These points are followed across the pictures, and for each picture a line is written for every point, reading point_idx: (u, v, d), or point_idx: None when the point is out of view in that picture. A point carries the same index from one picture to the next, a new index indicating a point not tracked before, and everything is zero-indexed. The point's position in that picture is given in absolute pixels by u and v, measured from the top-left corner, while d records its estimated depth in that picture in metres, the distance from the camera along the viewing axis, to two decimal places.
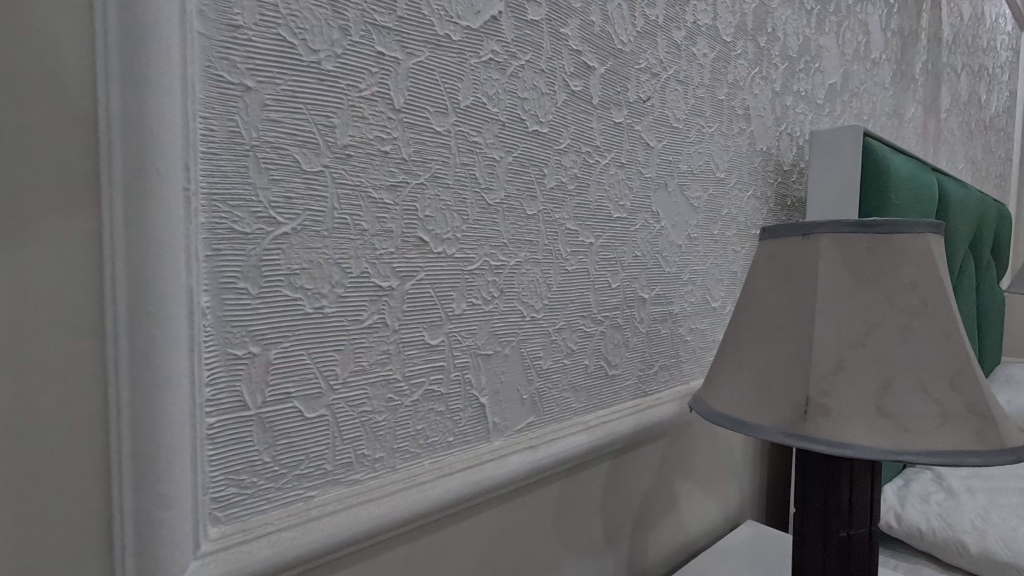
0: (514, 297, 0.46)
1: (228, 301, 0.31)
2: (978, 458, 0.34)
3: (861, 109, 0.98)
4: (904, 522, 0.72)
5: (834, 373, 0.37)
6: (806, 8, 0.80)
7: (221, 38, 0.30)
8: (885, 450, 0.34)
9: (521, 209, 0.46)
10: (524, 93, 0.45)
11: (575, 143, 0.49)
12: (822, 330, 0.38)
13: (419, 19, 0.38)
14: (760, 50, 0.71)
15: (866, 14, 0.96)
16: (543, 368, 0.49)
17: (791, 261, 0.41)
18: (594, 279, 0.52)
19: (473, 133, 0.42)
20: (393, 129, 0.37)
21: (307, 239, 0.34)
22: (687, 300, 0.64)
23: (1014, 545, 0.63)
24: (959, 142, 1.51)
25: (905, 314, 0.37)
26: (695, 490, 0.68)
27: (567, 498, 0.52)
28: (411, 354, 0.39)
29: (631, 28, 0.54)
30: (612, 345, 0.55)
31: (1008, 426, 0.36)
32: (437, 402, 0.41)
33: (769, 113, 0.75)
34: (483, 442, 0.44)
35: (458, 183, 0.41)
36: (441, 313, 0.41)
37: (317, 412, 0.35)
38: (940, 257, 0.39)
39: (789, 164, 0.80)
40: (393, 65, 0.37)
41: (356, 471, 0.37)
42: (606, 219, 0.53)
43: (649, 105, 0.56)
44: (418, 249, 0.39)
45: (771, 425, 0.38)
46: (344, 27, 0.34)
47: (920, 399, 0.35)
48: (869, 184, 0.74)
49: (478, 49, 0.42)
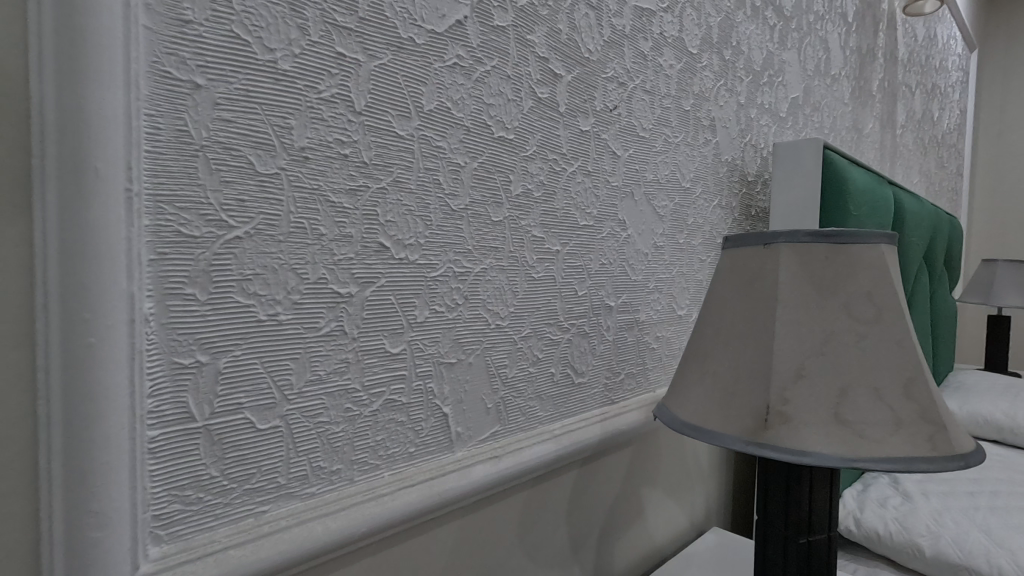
0: (478, 304, 0.45)
1: (174, 307, 0.29)
2: (930, 465, 0.34)
3: (822, 123, 1.01)
4: (862, 527, 0.74)
5: (793, 381, 0.37)
6: (769, 24, 0.82)
7: (169, 33, 0.29)
8: (841, 457, 0.35)
9: (487, 216, 0.45)
10: (490, 98, 0.45)
11: (541, 150, 0.49)
12: (782, 339, 0.38)
13: (381, 20, 0.37)
14: (725, 62, 0.72)
15: (826, 31, 0.99)
16: (508, 376, 0.48)
17: (752, 270, 0.41)
18: (560, 286, 0.52)
19: (437, 138, 0.41)
20: (354, 132, 0.36)
21: (261, 243, 0.32)
22: (653, 308, 0.65)
23: (965, 547, 0.65)
24: (914, 157, 1.56)
25: (861, 324, 0.38)
26: (661, 499, 0.68)
27: (532, 508, 0.51)
28: (371, 364, 0.38)
29: (598, 37, 0.54)
30: (579, 353, 0.55)
31: (958, 433, 0.37)
32: (398, 412, 0.40)
33: (735, 124, 0.76)
34: (446, 453, 0.43)
35: (420, 188, 0.40)
36: (402, 320, 0.40)
37: (270, 423, 0.33)
38: (895, 267, 0.40)
39: (753, 175, 0.81)
40: (354, 67, 0.36)
41: (312, 484, 0.36)
42: (572, 227, 0.53)
43: (616, 114, 0.57)
44: (378, 255, 0.38)
45: (733, 433, 0.38)
46: (303, 26, 0.33)
47: (875, 407, 0.36)
48: (828, 195, 0.76)
49: (442, 53, 0.41)
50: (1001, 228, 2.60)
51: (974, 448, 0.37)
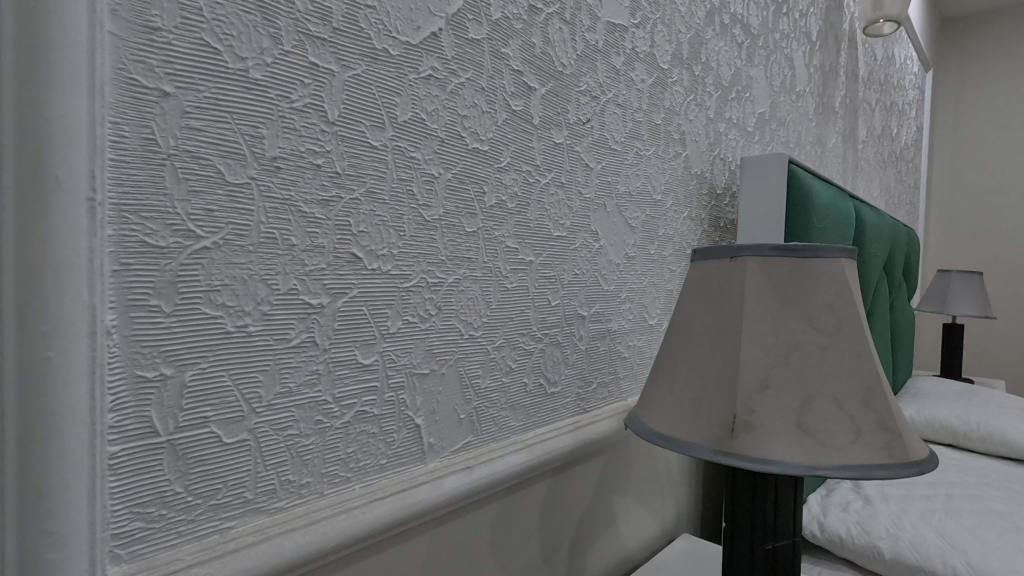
0: (451, 315, 0.45)
1: (138, 319, 0.29)
2: (887, 472, 0.35)
3: (788, 137, 1.04)
4: (826, 530, 0.76)
5: (758, 392, 0.38)
6: (737, 41, 0.84)
7: (137, 39, 0.28)
8: (804, 465, 0.36)
9: (461, 226, 0.45)
10: (464, 110, 0.45)
11: (515, 161, 0.50)
12: (748, 350, 0.39)
13: (356, 31, 0.37)
14: (695, 78, 0.74)
15: (792, 49, 1.02)
16: (481, 387, 0.48)
17: (719, 283, 0.43)
18: (534, 296, 0.53)
19: (411, 149, 0.41)
20: (327, 142, 0.36)
21: (230, 254, 0.32)
22: (625, 317, 0.66)
23: (922, 548, 0.68)
24: (874, 171, 1.63)
25: (823, 335, 0.39)
26: (632, 506, 0.69)
27: (504, 517, 0.51)
28: (342, 375, 0.38)
29: (571, 52, 0.55)
30: (551, 363, 0.56)
31: (913, 440, 0.38)
32: (370, 424, 0.40)
33: (704, 138, 0.78)
34: (418, 464, 0.43)
35: (394, 199, 0.40)
36: (375, 331, 0.40)
37: (237, 437, 0.33)
38: (854, 281, 0.41)
39: (722, 188, 0.83)
40: (328, 77, 0.36)
41: (281, 498, 0.35)
42: (545, 238, 0.53)
43: (589, 127, 0.58)
44: (351, 266, 0.38)
45: (700, 442, 0.39)
46: (275, 35, 0.33)
47: (836, 416, 0.37)
48: (793, 208, 0.78)
49: (417, 65, 0.41)
50: (956, 239, 2.71)
51: (928, 454, 0.38)
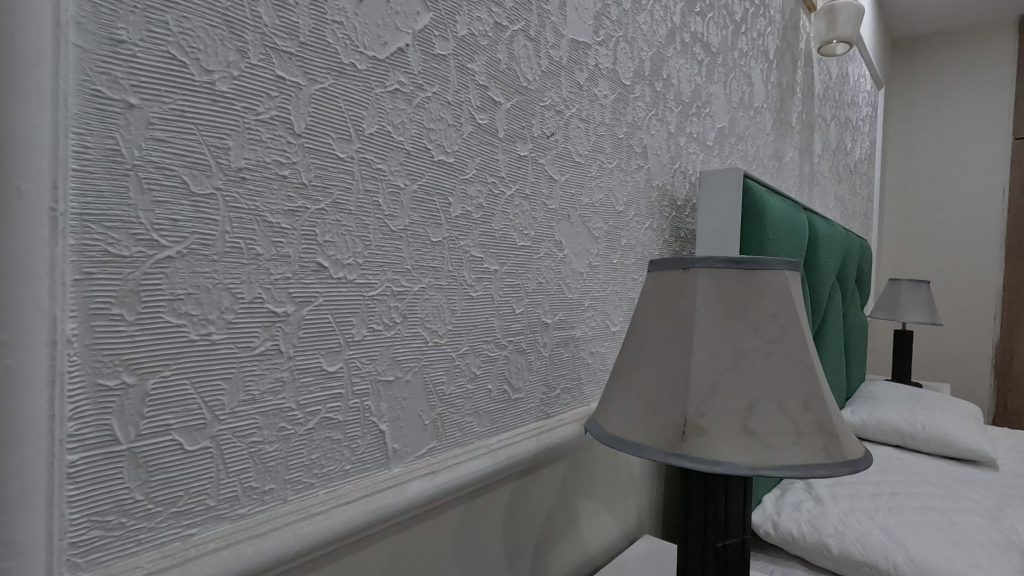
0: (417, 323, 0.46)
1: (100, 328, 0.29)
2: (824, 470, 0.38)
3: (747, 151, 1.08)
4: (779, 529, 0.79)
5: (708, 396, 0.40)
6: (698, 59, 0.87)
7: (102, 52, 0.29)
8: (748, 466, 0.38)
9: (426, 236, 0.46)
10: (430, 123, 0.46)
11: (480, 173, 0.51)
12: (698, 357, 0.42)
13: (323, 46, 0.38)
14: (656, 94, 0.77)
15: (750, 66, 1.07)
16: (445, 393, 0.49)
17: (673, 293, 0.45)
18: (498, 304, 0.54)
19: (377, 160, 0.42)
20: (294, 153, 0.37)
21: (194, 263, 0.32)
22: (588, 325, 0.68)
23: (867, 544, 0.72)
24: (829, 183, 1.70)
25: (768, 342, 0.41)
26: (595, 508, 0.71)
27: (468, 521, 0.52)
28: (307, 382, 0.38)
29: (536, 68, 0.57)
30: (515, 369, 0.57)
31: (849, 441, 0.41)
32: (334, 430, 0.40)
33: (665, 152, 0.81)
34: (382, 469, 0.44)
35: (360, 210, 0.41)
36: (340, 339, 0.40)
37: (200, 444, 0.33)
38: (797, 291, 0.44)
39: (683, 199, 0.86)
40: (294, 91, 0.37)
41: (244, 505, 0.35)
42: (510, 247, 0.55)
43: (553, 140, 0.60)
44: (317, 275, 0.39)
45: (654, 444, 0.41)
46: (242, 49, 0.34)
47: (778, 419, 0.39)
48: (749, 221, 0.82)
49: (384, 79, 0.42)
50: (907, 249, 2.85)
51: (863, 453, 0.41)
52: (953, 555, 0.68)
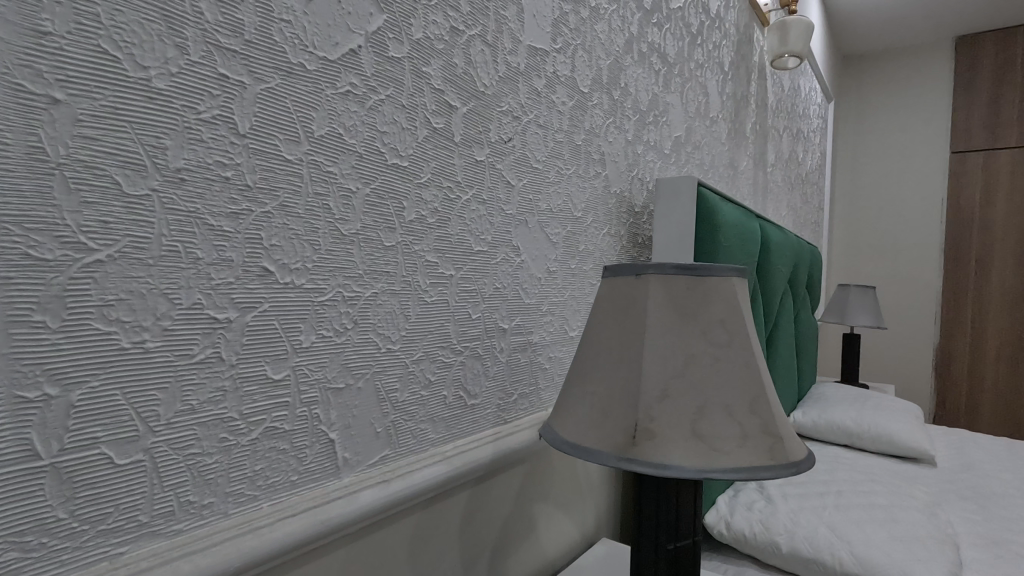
0: (369, 328, 0.45)
1: (20, 336, 0.27)
2: (768, 472, 0.39)
3: (703, 159, 1.11)
4: (732, 529, 0.81)
5: (658, 401, 0.41)
6: (655, 69, 0.89)
7: (25, 44, 0.27)
8: (697, 468, 0.38)
9: (379, 240, 0.46)
10: (384, 126, 0.45)
11: (435, 178, 0.51)
12: (649, 361, 0.42)
13: (269, 44, 0.37)
14: (614, 102, 0.78)
15: (706, 77, 1.09)
16: (399, 400, 0.48)
17: (626, 298, 0.45)
18: (453, 309, 0.54)
19: (327, 163, 0.41)
20: (237, 154, 0.36)
21: (126, 267, 0.31)
22: (546, 330, 0.68)
23: (815, 542, 0.74)
24: (782, 192, 1.76)
25: (716, 347, 0.42)
26: (553, 512, 0.71)
27: (423, 529, 0.51)
28: (251, 391, 0.37)
29: (492, 73, 0.57)
30: (471, 376, 0.57)
31: (793, 442, 0.42)
32: (280, 440, 0.39)
33: (623, 159, 0.82)
34: (332, 479, 0.43)
35: (309, 213, 0.40)
36: (286, 346, 0.39)
37: (131, 458, 0.31)
38: (743, 297, 0.45)
39: (640, 206, 0.88)
40: (238, 90, 0.36)
41: (181, 520, 0.34)
42: (466, 252, 0.54)
43: (511, 145, 0.60)
44: (262, 279, 0.37)
45: (606, 450, 0.41)
46: (181, 45, 0.33)
47: (726, 423, 0.40)
48: (702, 228, 0.84)
49: (335, 80, 0.41)
50: (855, 256, 2.97)
51: (806, 455, 0.42)
52: (893, 549, 0.71)
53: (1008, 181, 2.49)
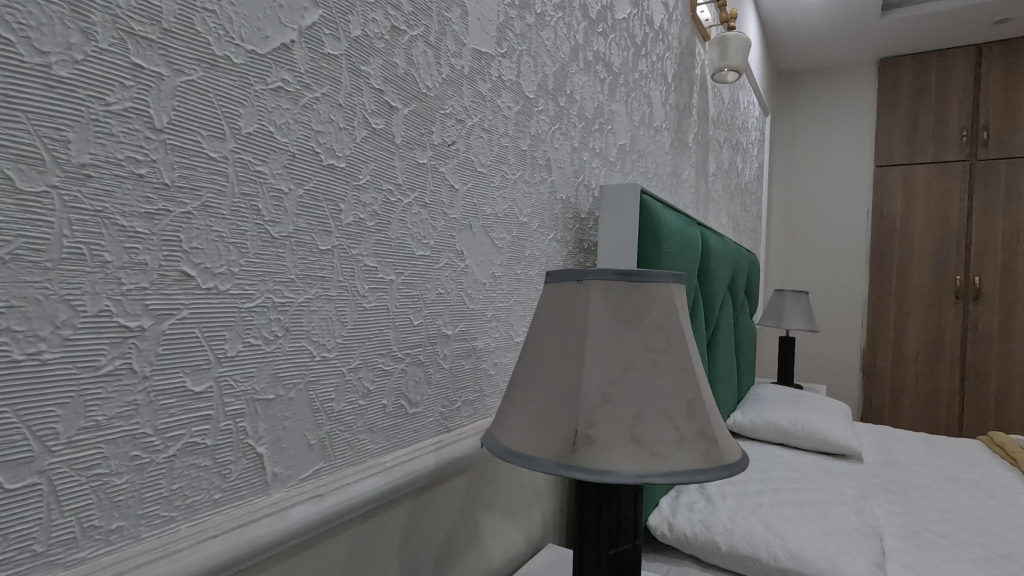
0: (301, 336, 0.43)
1: None
2: (704, 475, 0.39)
3: (648, 167, 1.13)
4: (674, 530, 0.83)
5: (598, 407, 0.41)
6: (601, 77, 0.91)
7: None
8: (635, 474, 0.39)
9: (313, 244, 0.44)
10: (319, 125, 0.44)
11: (374, 180, 0.49)
12: (589, 367, 0.42)
13: (191, 34, 0.35)
14: (559, 109, 0.79)
15: (650, 88, 1.12)
16: (335, 410, 0.47)
17: (567, 304, 0.45)
18: (394, 315, 0.52)
19: (256, 162, 0.39)
20: (153, 150, 0.33)
21: (20, 271, 0.28)
22: (491, 336, 0.67)
23: (752, 540, 0.76)
24: (723, 201, 1.83)
25: (654, 352, 0.43)
26: (498, 520, 0.70)
27: (361, 544, 0.49)
28: (167, 405, 0.35)
29: (436, 75, 0.56)
30: (413, 383, 0.55)
31: (728, 445, 0.43)
32: (201, 456, 0.37)
33: (569, 166, 0.83)
34: (260, 496, 0.41)
35: (235, 214, 0.38)
36: (209, 355, 0.37)
37: (25, 481, 0.29)
38: (681, 303, 0.46)
39: (586, 212, 0.89)
40: (154, 81, 0.33)
41: (84, 548, 0.31)
42: (407, 257, 0.53)
43: (454, 149, 0.59)
44: (181, 285, 0.35)
45: (546, 457, 0.40)
46: (87, 31, 0.30)
47: (664, 427, 0.40)
48: (645, 234, 0.85)
49: (265, 75, 0.39)
50: (790, 262, 3.13)
51: (740, 457, 0.43)
52: (824, 544, 0.74)
53: (924, 194, 2.69)
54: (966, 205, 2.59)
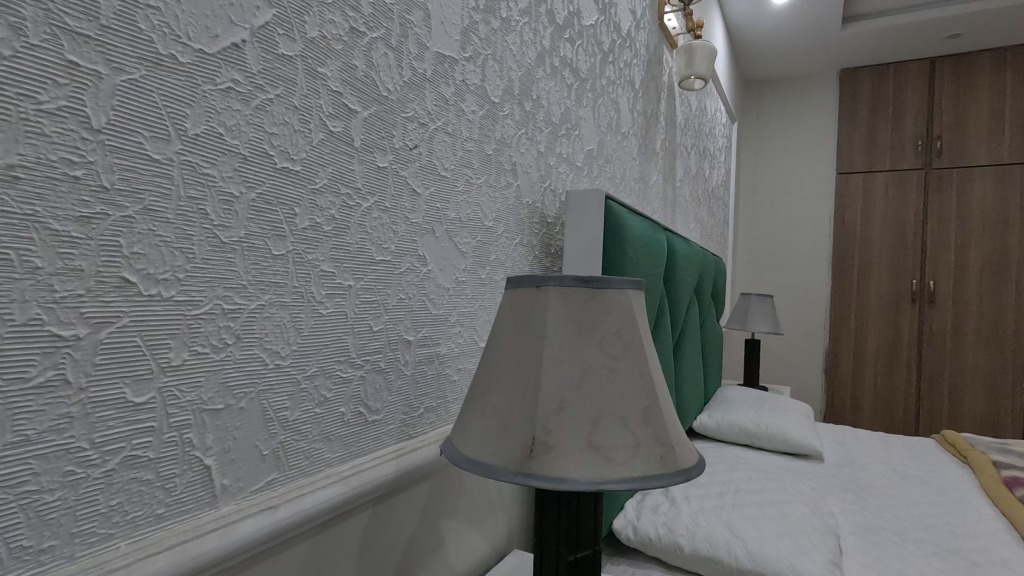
0: (253, 343, 0.42)
1: None
2: (660, 481, 0.40)
3: (615, 173, 1.14)
4: (638, 533, 0.84)
5: (555, 413, 0.41)
6: (567, 83, 0.91)
7: None
8: (591, 480, 0.39)
9: (266, 249, 0.42)
10: (273, 127, 0.43)
11: (332, 184, 0.48)
12: (547, 373, 0.42)
13: (132, 31, 0.34)
14: (525, 113, 0.79)
15: (617, 94, 1.13)
16: (289, 419, 0.45)
17: (526, 310, 0.45)
18: (352, 322, 0.51)
19: (204, 165, 0.38)
20: (90, 151, 0.32)
21: None
22: (454, 341, 0.67)
23: (713, 541, 0.77)
24: (690, 206, 1.86)
25: (612, 358, 0.43)
26: (462, 527, 0.70)
27: (316, 556, 0.48)
28: (105, 417, 0.33)
29: (397, 78, 0.55)
30: (373, 391, 0.54)
31: (684, 450, 0.43)
32: (143, 470, 0.35)
33: (535, 170, 0.83)
34: (207, 510, 0.39)
35: (180, 219, 0.37)
36: (152, 365, 0.35)
37: None
38: (639, 309, 0.46)
39: (553, 217, 0.89)
40: (92, 80, 0.32)
41: (11, 569, 0.30)
42: (367, 262, 0.52)
43: (416, 153, 0.58)
44: (120, 292, 0.34)
45: (503, 465, 0.40)
46: (17, 26, 0.29)
47: (620, 433, 0.41)
48: (610, 239, 0.86)
49: (214, 75, 0.38)
50: (756, 266, 3.21)
51: (696, 461, 0.44)
52: (782, 543, 0.76)
53: (882, 201, 2.78)
54: (921, 212, 2.70)
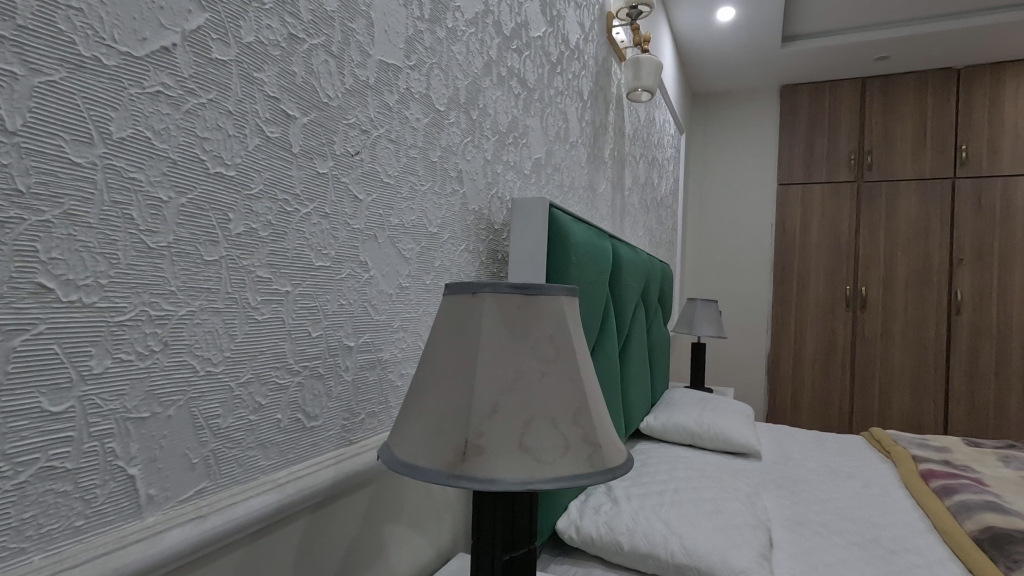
0: (182, 350, 0.41)
1: None
2: (587, 480, 0.41)
3: (563, 180, 1.17)
4: (581, 533, 0.86)
5: (488, 417, 0.42)
6: (515, 92, 0.93)
7: None
8: (521, 481, 0.40)
9: (197, 255, 0.42)
10: (205, 132, 0.42)
11: (268, 189, 0.48)
12: (481, 378, 0.43)
13: (52, 32, 0.33)
14: (471, 122, 0.80)
15: (565, 104, 1.16)
16: (220, 427, 0.45)
17: (462, 316, 0.46)
18: (289, 328, 0.51)
19: (130, 169, 0.37)
20: (4, 154, 0.31)
21: None
22: (398, 346, 0.67)
23: (652, 538, 0.80)
24: (639, 214, 1.91)
25: (544, 362, 0.44)
26: (405, 532, 0.70)
27: (250, 565, 0.48)
28: (16, 427, 0.32)
29: (337, 85, 0.55)
30: (311, 397, 0.54)
31: (612, 450, 0.45)
32: (60, 481, 0.34)
33: (482, 178, 0.84)
34: (132, 520, 0.38)
35: (104, 223, 0.36)
36: (71, 373, 0.35)
37: None
38: (571, 316, 0.48)
39: (500, 224, 0.90)
40: (6, 81, 0.31)
41: None
42: (305, 267, 0.52)
43: (358, 159, 0.58)
44: (36, 298, 0.33)
45: (436, 468, 0.41)
46: None
47: (550, 435, 0.42)
48: (554, 247, 0.88)
49: (141, 78, 0.38)
50: (702, 272, 3.33)
51: (623, 461, 0.46)
52: (717, 538, 0.79)
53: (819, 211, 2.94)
54: (854, 221, 2.87)
